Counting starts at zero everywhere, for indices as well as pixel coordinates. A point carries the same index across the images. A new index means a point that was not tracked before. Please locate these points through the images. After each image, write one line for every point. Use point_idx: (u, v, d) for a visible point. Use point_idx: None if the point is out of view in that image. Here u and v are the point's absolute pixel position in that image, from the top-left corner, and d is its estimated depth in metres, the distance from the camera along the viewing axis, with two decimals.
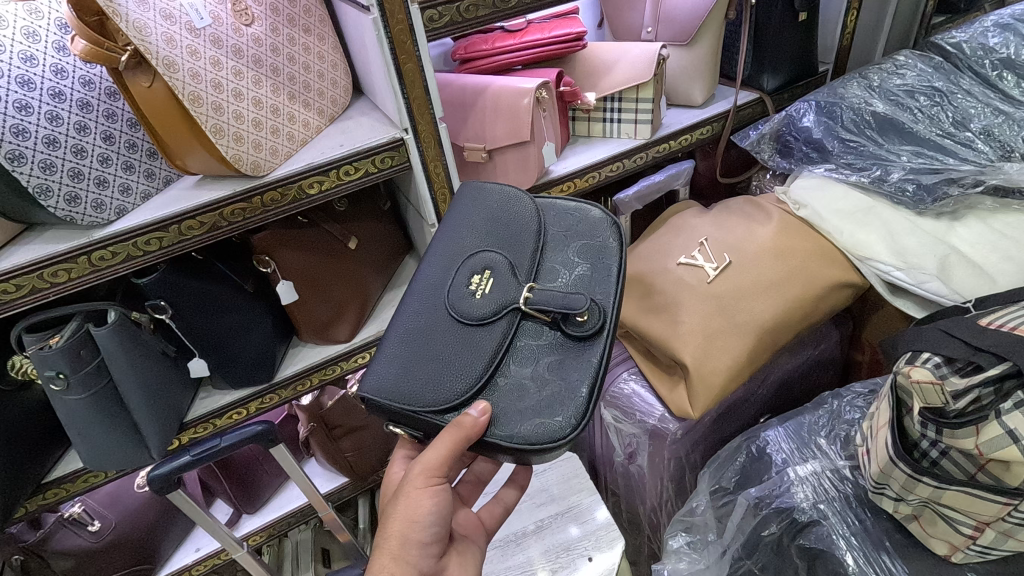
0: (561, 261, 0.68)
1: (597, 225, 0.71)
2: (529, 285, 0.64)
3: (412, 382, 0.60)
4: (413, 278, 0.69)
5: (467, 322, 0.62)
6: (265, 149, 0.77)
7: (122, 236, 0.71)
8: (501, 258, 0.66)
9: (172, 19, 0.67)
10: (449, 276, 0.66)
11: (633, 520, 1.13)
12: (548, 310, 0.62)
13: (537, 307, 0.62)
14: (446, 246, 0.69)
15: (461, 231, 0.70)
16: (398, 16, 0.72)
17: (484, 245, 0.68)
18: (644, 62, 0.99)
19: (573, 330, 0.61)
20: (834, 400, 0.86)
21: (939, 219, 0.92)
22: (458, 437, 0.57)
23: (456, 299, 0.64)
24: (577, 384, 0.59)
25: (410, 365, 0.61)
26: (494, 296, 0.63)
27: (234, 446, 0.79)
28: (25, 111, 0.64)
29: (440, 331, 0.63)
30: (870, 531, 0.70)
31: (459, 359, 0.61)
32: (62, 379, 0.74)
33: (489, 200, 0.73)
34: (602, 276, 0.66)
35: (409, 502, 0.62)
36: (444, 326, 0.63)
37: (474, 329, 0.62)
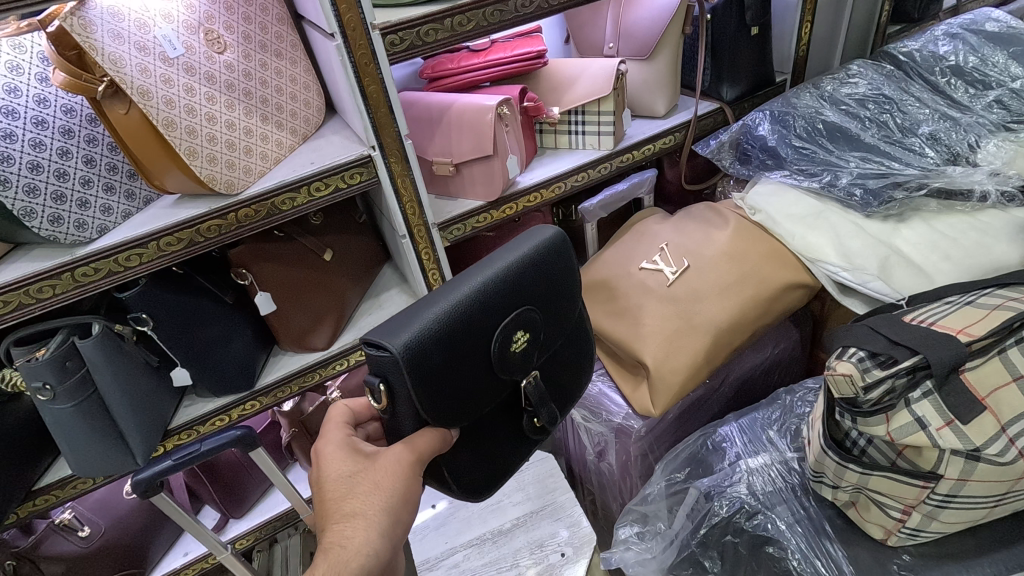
0: (558, 360, 0.75)
1: (588, 354, 0.80)
2: (533, 375, 0.69)
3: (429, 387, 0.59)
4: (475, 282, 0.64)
5: (496, 368, 0.64)
6: (239, 168, 0.82)
7: (103, 253, 0.76)
8: (540, 337, 0.69)
9: (147, 50, 0.71)
10: (503, 310, 0.64)
11: (606, 516, 1.17)
12: (532, 404, 0.70)
13: (529, 395, 0.69)
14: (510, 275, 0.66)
15: (538, 262, 0.68)
16: (360, 42, 0.77)
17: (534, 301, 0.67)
18: (604, 77, 1.04)
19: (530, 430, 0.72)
20: (787, 396, 0.90)
21: (886, 221, 0.96)
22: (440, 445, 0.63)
23: (500, 347, 0.63)
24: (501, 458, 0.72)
25: (438, 370, 0.59)
26: (521, 359, 0.65)
27: (213, 451, 0.84)
28: (10, 139, 0.68)
29: (474, 359, 0.62)
30: (814, 518, 0.74)
31: (468, 395, 0.63)
32: (49, 390, 0.78)
33: (556, 261, 0.71)
34: (562, 394, 0.76)
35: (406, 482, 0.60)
36: (476, 356, 0.62)
37: (491, 377, 0.64)
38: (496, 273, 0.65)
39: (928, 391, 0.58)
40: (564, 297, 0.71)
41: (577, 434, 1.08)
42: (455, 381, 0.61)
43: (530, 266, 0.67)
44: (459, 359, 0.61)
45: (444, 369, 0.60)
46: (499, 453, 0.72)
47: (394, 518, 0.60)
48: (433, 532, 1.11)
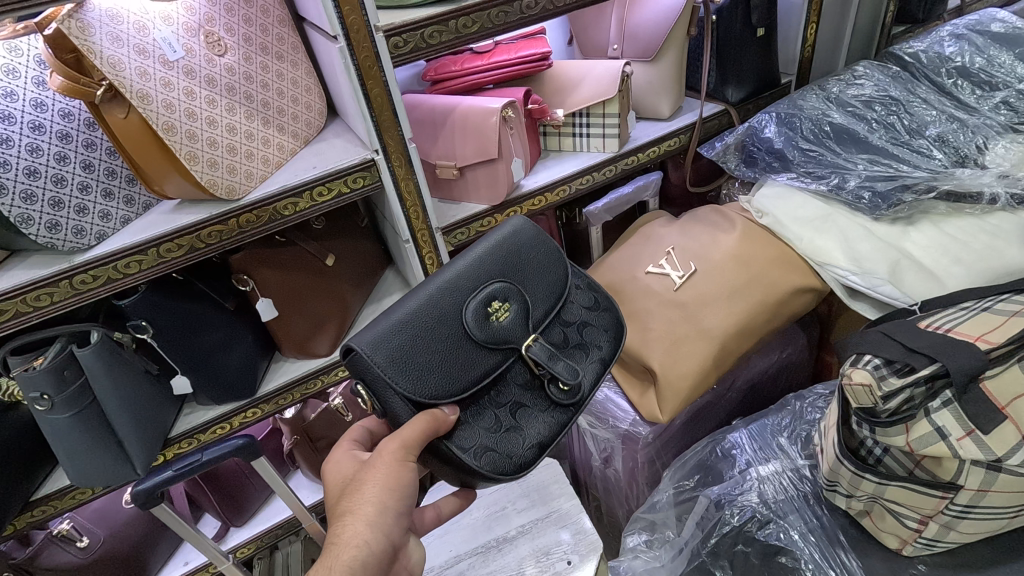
0: (566, 327, 0.74)
1: (604, 317, 0.77)
2: (531, 337, 0.69)
3: (402, 367, 0.62)
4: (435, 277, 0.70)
5: (477, 339, 0.66)
6: (240, 173, 0.80)
7: (102, 260, 0.74)
8: (525, 303, 0.70)
9: (146, 53, 0.69)
10: (472, 287, 0.69)
11: (612, 523, 1.16)
12: (542, 367, 0.68)
13: (534, 359, 0.67)
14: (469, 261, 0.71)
15: (503, 243, 0.73)
16: (364, 44, 0.76)
17: (503, 276, 0.71)
18: (609, 79, 1.03)
19: (554, 393, 0.68)
20: (797, 402, 0.88)
21: (894, 224, 0.95)
22: (430, 426, 0.61)
23: (473, 319, 0.66)
24: (532, 432, 0.67)
25: (410, 351, 0.63)
26: (502, 327, 0.67)
27: (214, 461, 0.83)
28: (6, 145, 0.67)
29: (451, 335, 0.66)
30: (827, 527, 0.73)
31: (452, 367, 0.64)
32: (47, 400, 0.77)
33: (521, 239, 0.75)
34: (582, 359, 0.73)
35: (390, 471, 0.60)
36: (449, 334, 0.65)
37: (477, 347, 0.66)
38: (459, 260, 0.71)
39: (947, 400, 0.57)
40: (544, 267, 0.74)
41: (583, 440, 1.07)
42: (434, 357, 0.64)
43: (492, 248, 0.72)
44: (434, 338, 0.65)
45: (417, 348, 0.64)
46: (528, 428, 0.68)
47: (382, 507, 0.59)
48: (438, 540, 1.10)
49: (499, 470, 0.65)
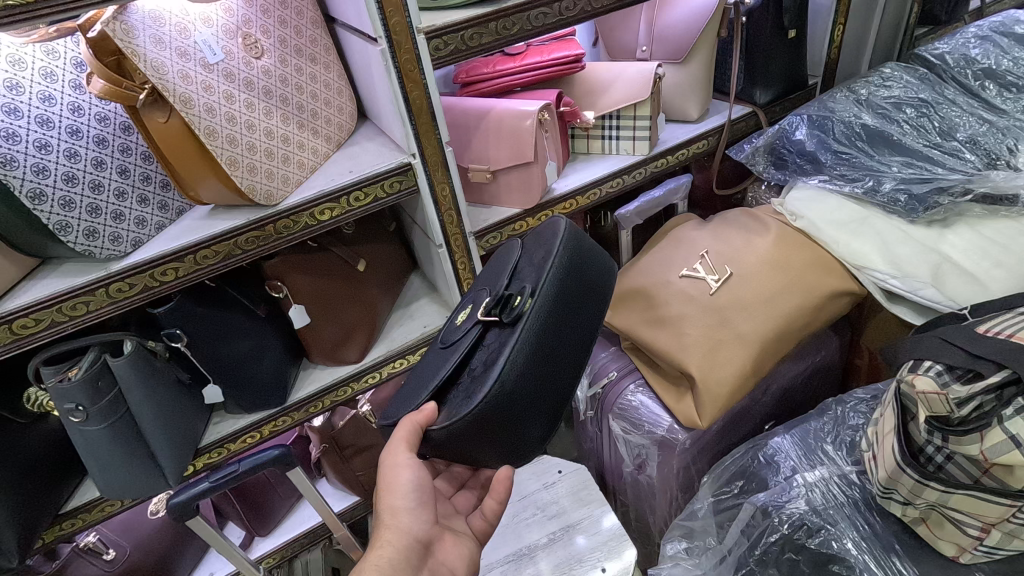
0: (517, 267, 0.71)
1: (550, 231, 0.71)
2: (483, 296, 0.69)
3: (402, 402, 0.71)
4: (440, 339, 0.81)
5: (444, 343, 0.71)
6: (277, 178, 0.79)
7: (138, 267, 0.72)
8: (483, 291, 0.72)
9: (187, 56, 0.67)
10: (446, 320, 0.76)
11: (642, 528, 1.15)
12: (490, 309, 0.64)
13: (481, 309, 0.65)
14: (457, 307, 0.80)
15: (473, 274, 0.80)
16: (405, 46, 0.75)
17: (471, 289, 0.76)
18: (641, 81, 1.02)
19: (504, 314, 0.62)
20: (838, 406, 0.88)
21: (931, 227, 0.94)
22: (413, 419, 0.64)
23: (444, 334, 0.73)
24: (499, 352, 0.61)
25: (408, 395, 0.72)
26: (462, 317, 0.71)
27: (250, 471, 0.83)
28: (45, 150, 0.64)
29: (433, 364, 0.71)
30: (880, 534, 0.72)
31: (430, 373, 0.69)
32: (82, 411, 0.75)
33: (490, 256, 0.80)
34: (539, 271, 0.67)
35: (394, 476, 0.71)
36: (433, 358, 0.72)
37: (447, 350, 0.69)
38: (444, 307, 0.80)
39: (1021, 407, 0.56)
40: (501, 255, 0.76)
41: (615, 445, 1.06)
42: (420, 381, 0.70)
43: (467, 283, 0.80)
44: (423, 375, 0.72)
45: (412, 389, 0.72)
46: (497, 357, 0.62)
47: (395, 508, 0.73)
48: None
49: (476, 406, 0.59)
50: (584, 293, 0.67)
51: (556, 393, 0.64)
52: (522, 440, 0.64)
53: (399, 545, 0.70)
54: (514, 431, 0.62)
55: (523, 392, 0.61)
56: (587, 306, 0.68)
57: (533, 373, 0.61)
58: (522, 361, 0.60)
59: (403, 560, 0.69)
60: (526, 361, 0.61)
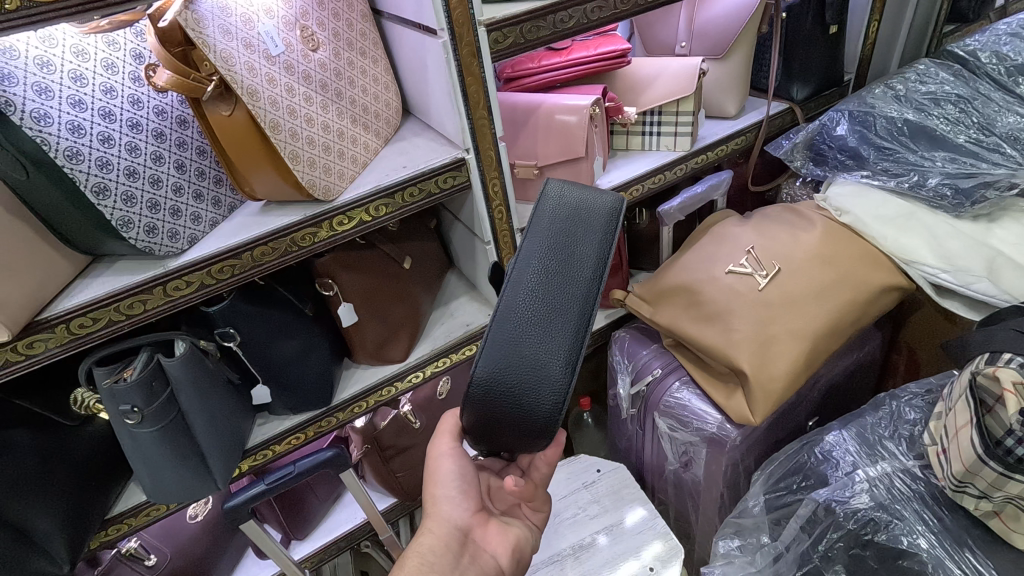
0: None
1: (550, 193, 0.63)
2: None
3: None
4: None
5: None
6: (334, 173, 0.77)
7: (196, 265, 0.70)
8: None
9: (252, 47, 0.66)
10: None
11: (683, 526, 1.14)
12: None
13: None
14: None
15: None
16: (467, 38, 0.73)
17: None
18: (685, 76, 1.01)
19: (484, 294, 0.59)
20: (893, 401, 0.87)
21: (977, 221, 0.95)
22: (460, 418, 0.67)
23: None
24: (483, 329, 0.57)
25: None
26: None
27: (306, 472, 0.83)
28: (107, 143, 0.62)
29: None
30: (950, 528, 0.72)
31: None
32: (137, 413, 0.73)
33: None
34: None
35: (436, 467, 0.76)
36: None
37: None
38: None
39: None
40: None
41: (659, 442, 1.06)
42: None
43: None
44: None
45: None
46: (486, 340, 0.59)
47: (435, 499, 0.75)
48: None
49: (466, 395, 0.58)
50: (568, 247, 0.57)
51: (553, 363, 0.55)
52: (529, 419, 0.57)
53: (439, 533, 0.72)
54: (516, 411, 0.57)
55: (507, 371, 0.55)
56: (575, 259, 0.56)
57: (512, 349, 0.55)
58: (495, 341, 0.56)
59: (441, 547, 0.70)
60: (500, 337, 0.55)
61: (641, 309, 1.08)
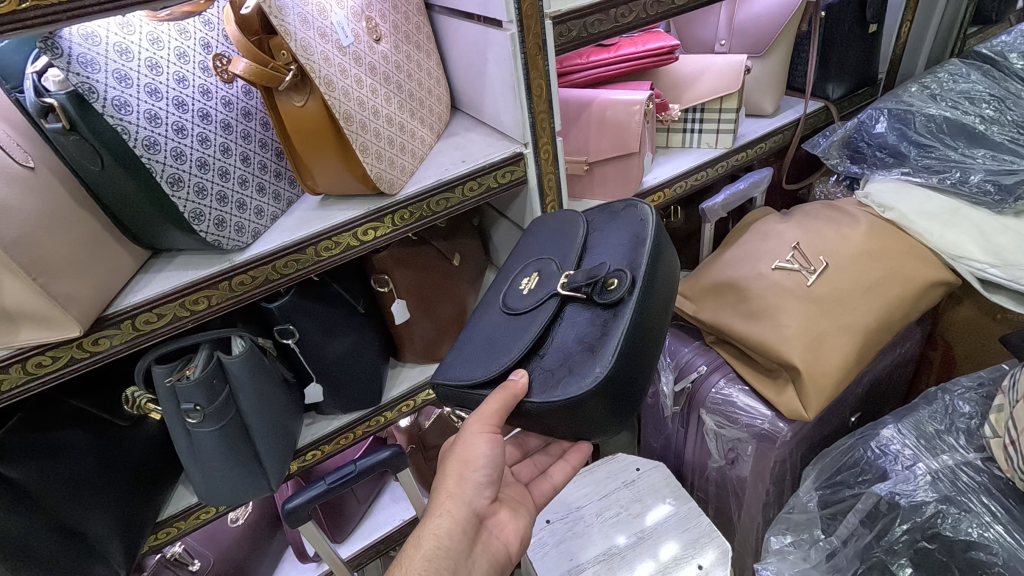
0: (605, 246, 0.67)
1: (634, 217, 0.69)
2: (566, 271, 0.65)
3: (469, 364, 0.66)
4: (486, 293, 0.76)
5: (513, 313, 0.67)
6: (397, 167, 0.76)
7: (262, 259, 0.69)
8: (551, 262, 0.69)
9: (327, 37, 0.65)
10: (507, 286, 0.72)
11: (724, 525, 1.14)
12: (579, 286, 0.62)
13: (570, 287, 0.62)
14: (516, 261, 0.75)
15: (531, 243, 0.76)
16: (535, 31, 0.73)
17: (541, 255, 0.72)
18: (730, 73, 1.02)
19: (601, 298, 0.60)
20: (945, 395, 0.88)
21: (1019, 217, 0.96)
22: (506, 398, 0.60)
23: (509, 299, 0.69)
24: (607, 337, 0.58)
25: (470, 355, 0.67)
26: (538, 290, 0.66)
27: (366, 471, 0.82)
28: (181, 133, 0.61)
29: (496, 326, 0.68)
30: (1019, 519, 0.72)
31: (499, 347, 0.65)
32: (198, 412, 0.71)
33: (549, 224, 0.77)
34: (630, 253, 0.64)
35: (466, 447, 0.68)
36: (498, 321, 0.68)
37: (520, 319, 0.65)
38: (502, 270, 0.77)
39: None
40: (568, 228, 0.73)
41: (703, 439, 1.06)
42: (492, 345, 0.66)
43: (529, 246, 0.76)
44: (489, 337, 0.67)
45: (477, 346, 0.68)
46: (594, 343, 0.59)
47: (462, 479, 0.69)
48: (554, 549, 1.07)
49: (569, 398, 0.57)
50: (667, 281, 0.65)
51: (647, 377, 0.62)
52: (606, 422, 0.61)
53: (457, 517, 0.67)
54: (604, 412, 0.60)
55: (623, 379, 0.58)
56: (667, 294, 0.65)
57: (632, 361, 0.59)
58: (625, 354, 0.57)
59: (459, 532, 0.66)
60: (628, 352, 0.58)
61: (683, 306, 1.08)
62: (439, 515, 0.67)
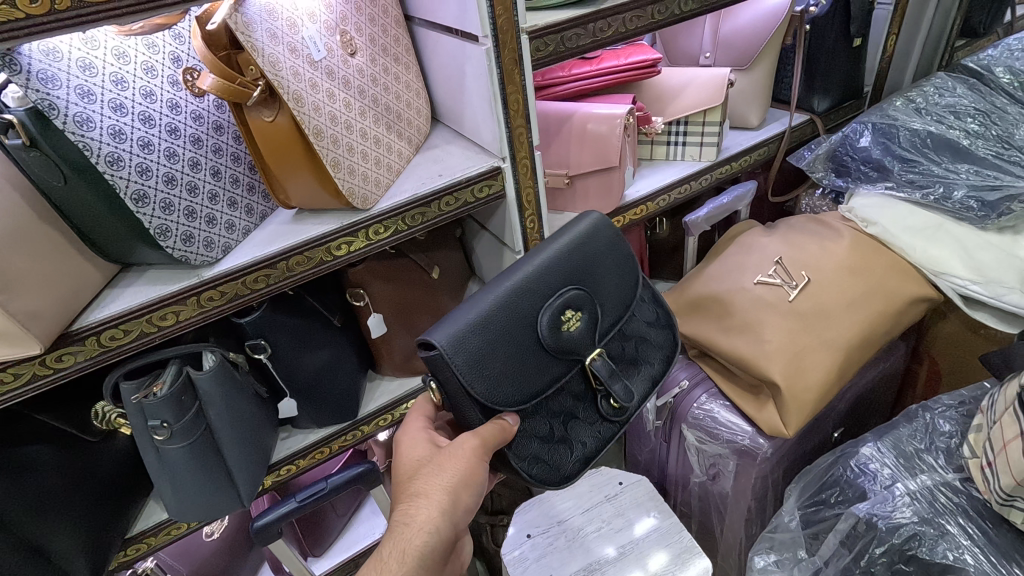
0: (628, 341, 0.74)
1: (662, 334, 0.78)
2: (599, 351, 0.70)
3: (482, 359, 0.63)
4: (514, 268, 0.69)
5: (545, 345, 0.66)
6: (371, 182, 0.75)
7: (232, 274, 0.68)
8: (593, 313, 0.70)
9: (297, 52, 0.64)
10: (543, 292, 0.68)
11: (708, 540, 1.13)
12: (602, 383, 0.69)
13: (596, 374, 0.68)
14: (563, 261, 0.70)
15: (580, 250, 0.72)
16: (510, 46, 0.72)
17: (585, 288, 0.71)
18: (713, 87, 1.02)
19: (605, 410, 0.70)
20: (926, 413, 0.87)
21: (1003, 233, 0.95)
22: (496, 441, 0.63)
23: (547, 321, 0.67)
24: (582, 446, 0.70)
25: (487, 352, 0.63)
26: (574, 339, 0.68)
27: (338, 488, 0.83)
28: (147, 149, 0.60)
29: (520, 336, 0.66)
30: (995, 541, 0.71)
31: (519, 373, 0.65)
32: (166, 429, 0.70)
33: (605, 247, 0.74)
34: (639, 377, 0.74)
35: (461, 463, 0.62)
36: (526, 337, 0.66)
37: (545, 354, 0.67)
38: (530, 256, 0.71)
39: None
40: (617, 279, 0.74)
41: (685, 454, 1.05)
42: (512, 361, 0.65)
43: (578, 254, 0.71)
44: (511, 343, 0.65)
45: (497, 346, 0.64)
46: (578, 439, 0.70)
47: (455, 498, 0.63)
48: (535, 564, 1.06)
49: (538, 479, 0.67)
50: None
51: None
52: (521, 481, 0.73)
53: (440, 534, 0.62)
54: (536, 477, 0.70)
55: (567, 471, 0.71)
56: None
57: None
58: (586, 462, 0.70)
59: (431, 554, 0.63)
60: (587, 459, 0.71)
61: None
62: (423, 531, 0.61)
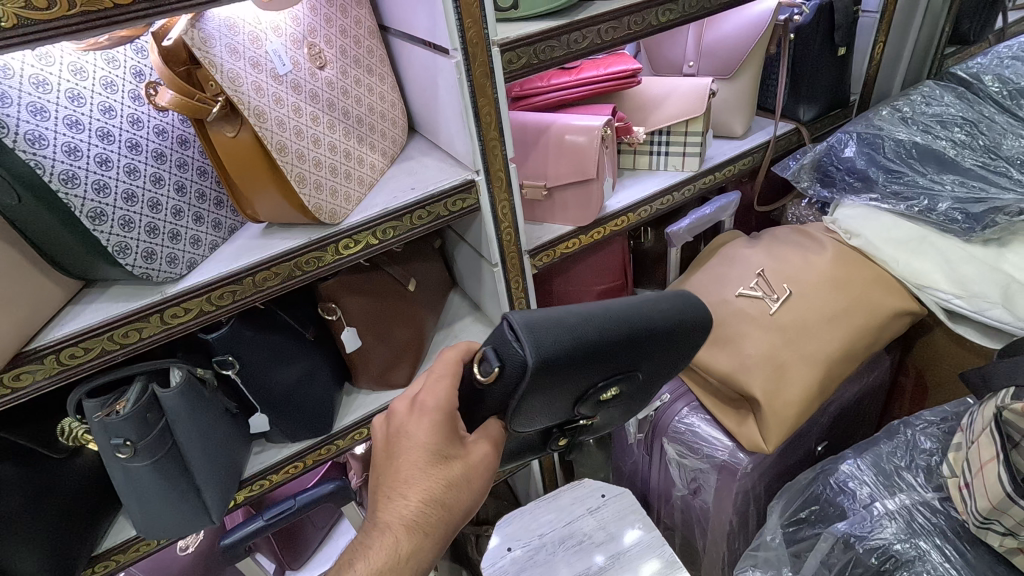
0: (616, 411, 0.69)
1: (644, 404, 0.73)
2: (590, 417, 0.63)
3: (548, 386, 0.51)
4: (638, 315, 0.55)
5: (581, 399, 0.57)
6: (340, 196, 0.74)
7: (195, 291, 0.67)
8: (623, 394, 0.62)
9: (260, 67, 0.64)
10: (627, 364, 0.57)
11: (691, 554, 1.12)
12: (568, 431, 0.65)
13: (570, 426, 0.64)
14: (668, 339, 0.58)
15: (679, 338, 0.60)
16: (481, 59, 0.71)
17: (648, 370, 0.61)
18: (695, 97, 1.00)
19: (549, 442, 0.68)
20: (907, 429, 0.86)
21: (987, 245, 0.93)
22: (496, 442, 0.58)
23: (604, 387, 0.56)
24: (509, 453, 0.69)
25: (554, 385, 0.52)
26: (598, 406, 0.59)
27: (305, 506, 0.83)
28: (105, 166, 0.59)
29: (582, 383, 0.55)
30: (973, 563, 0.70)
31: (548, 408, 0.56)
32: (129, 447, 0.69)
33: (694, 340, 0.63)
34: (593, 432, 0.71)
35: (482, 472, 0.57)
36: (585, 385, 0.55)
37: (573, 404, 0.57)
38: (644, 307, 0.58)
39: None
40: (668, 370, 0.65)
41: (666, 468, 1.04)
42: (556, 398, 0.55)
43: (677, 339, 0.60)
44: (569, 386, 0.54)
45: (567, 381, 0.53)
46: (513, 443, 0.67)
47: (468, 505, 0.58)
48: None
49: None
50: None
51: None
52: None
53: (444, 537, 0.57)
54: None
55: None
56: None
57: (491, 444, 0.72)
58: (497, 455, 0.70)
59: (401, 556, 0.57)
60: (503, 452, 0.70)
61: None
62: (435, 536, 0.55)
